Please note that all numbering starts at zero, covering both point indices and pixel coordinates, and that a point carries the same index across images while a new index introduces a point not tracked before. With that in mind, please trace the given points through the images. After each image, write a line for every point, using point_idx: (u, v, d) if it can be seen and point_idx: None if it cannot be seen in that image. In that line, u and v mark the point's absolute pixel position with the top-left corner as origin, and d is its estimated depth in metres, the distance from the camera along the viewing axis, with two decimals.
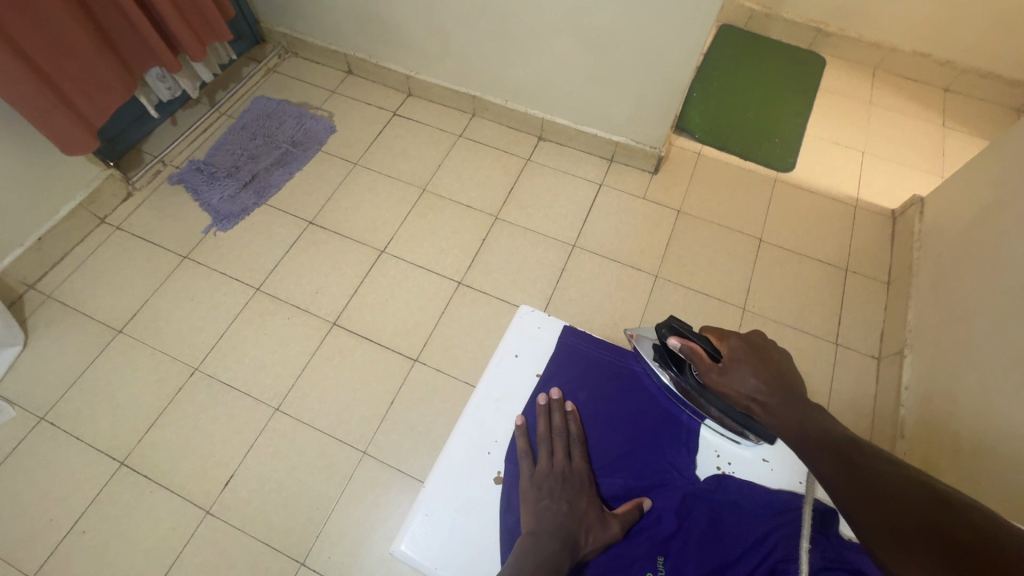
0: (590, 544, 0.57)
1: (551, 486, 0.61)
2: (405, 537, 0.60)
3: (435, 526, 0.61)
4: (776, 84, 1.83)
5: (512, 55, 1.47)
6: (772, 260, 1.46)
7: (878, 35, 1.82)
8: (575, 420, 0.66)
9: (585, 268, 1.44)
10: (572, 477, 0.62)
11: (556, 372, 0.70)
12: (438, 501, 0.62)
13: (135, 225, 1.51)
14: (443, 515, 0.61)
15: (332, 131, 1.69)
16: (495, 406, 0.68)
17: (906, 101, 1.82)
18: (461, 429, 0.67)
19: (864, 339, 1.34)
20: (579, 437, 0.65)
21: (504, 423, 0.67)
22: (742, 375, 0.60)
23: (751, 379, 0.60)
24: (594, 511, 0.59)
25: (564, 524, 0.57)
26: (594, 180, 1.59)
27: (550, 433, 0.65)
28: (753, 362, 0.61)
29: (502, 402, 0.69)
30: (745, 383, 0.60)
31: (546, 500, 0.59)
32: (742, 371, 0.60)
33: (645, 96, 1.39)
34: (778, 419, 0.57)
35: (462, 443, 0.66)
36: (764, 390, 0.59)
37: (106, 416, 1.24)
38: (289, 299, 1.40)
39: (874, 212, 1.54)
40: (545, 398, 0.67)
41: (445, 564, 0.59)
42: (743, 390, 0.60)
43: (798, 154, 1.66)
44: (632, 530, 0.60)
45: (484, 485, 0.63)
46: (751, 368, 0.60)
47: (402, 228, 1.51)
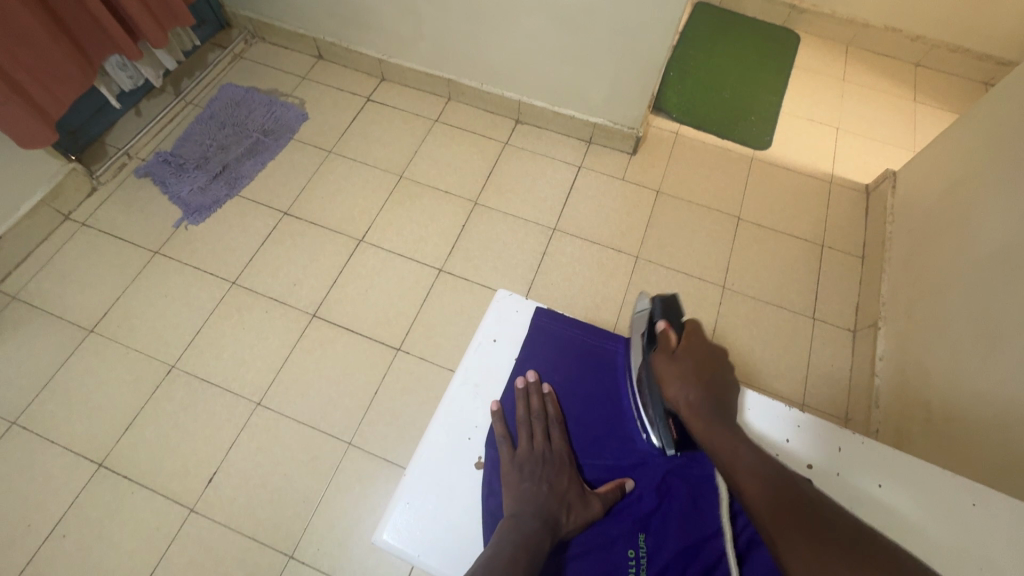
0: (572, 523, 0.57)
1: (533, 469, 0.61)
2: (387, 526, 0.60)
3: (417, 515, 0.61)
4: (752, 62, 1.83)
5: (486, 36, 1.44)
6: (750, 238, 1.47)
7: (851, 12, 1.82)
8: (552, 402, 0.66)
9: (566, 251, 1.44)
10: (552, 458, 0.62)
11: (533, 354, 0.70)
12: (420, 489, 0.62)
13: (102, 221, 1.46)
14: (425, 503, 0.61)
15: (304, 118, 1.65)
16: (474, 392, 0.68)
17: (878, 76, 1.83)
18: (440, 416, 0.66)
19: (840, 312, 1.37)
20: (557, 419, 0.65)
21: (483, 408, 0.67)
22: (680, 373, 0.64)
23: (685, 382, 0.63)
24: (576, 490, 0.60)
25: (546, 503, 0.57)
26: (573, 162, 1.58)
27: (529, 417, 0.65)
28: (699, 365, 0.66)
29: (481, 387, 0.68)
30: (681, 379, 0.64)
31: (529, 482, 0.59)
32: (686, 367, 0.65)
33: (623, 76, 1.38)
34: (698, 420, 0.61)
35: (442, 430, 0.65)
36: (694, 390, 0.63)
37: (81, 417, 1.21)
38: (267, 291, 1.37)
39: (849, 188, 1.56)
40: (522, 381, 0.67)
41: (429, 551, 0.59)
42: (676, 380, 0.64)
43: (774, 131, 1.67)
44: (615, 508, 0.60)
45: (466, 471, 0.63)
46: (688, 368, 0.64)
47: (381, 215, 1.49)
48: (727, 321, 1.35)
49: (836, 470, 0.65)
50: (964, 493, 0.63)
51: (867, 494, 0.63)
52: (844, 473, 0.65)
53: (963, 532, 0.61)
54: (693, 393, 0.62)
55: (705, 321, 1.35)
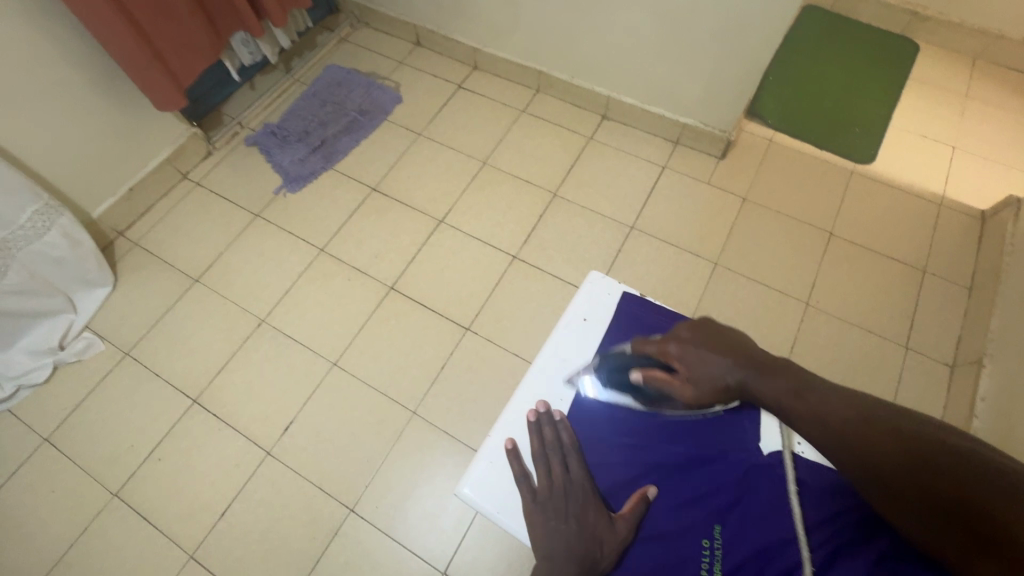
0: (606, 558, 0.56)
1: (559, 502, 0.60)
2: (467, 479, 0.64)
3: (497, 474, 0.64)
4: (862, 71, 1.72)
5: (583, 27, 1.44)
6: (841, 256, 1.39)
7: (983, 21, 1.67)
8: (565, 430, 0.64)
9: (643, 250, 1.42)
10: (574, 491, 0.61)
11: (619, 337, 0.70)
12: (499, 449, 0.65)
13: (213, 182, 1.60)
14: (506, 465, 0.65)
15: (398, 101, 1.73)
16: (562, 365, 0.69)
17: (1007, 94, 1.67)
18: (524, 388, 0.69)
19: (937, 343, 1.27)
20: (573, 448, 0.63)
21: (569, 381, 0.68)
22: (708, 369, 0.58)
23: (714, 367, 0.58)
24: (600, 518, 0.58)
25: (574, 543, 0.57)
26: (657, 162, 1.56)
27: (545, 449, 0.63)
28: (711, 346, 0.60)
29: (569, 361, 0.70)
30: (715, 375, 0.58)
31: (554, 521, 0.59)
32: (705, 364, 0.59)
33: (720, 76, 1.34)
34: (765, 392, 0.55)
35: (528, 399, 0.68)
36: (731, 372, 0.57)
37: (182, 356, 1.34)
38: (351, 261, 1.45)
39: (961, 212, 1.44)
40: (533, 414, 0.64)
41: (504, 509, 0.63)
42: (714, 383, 0.58)
43: (879, 145, 1.56)
44: (643, 526, 0.58)
45: None
46: (706, 359, 0.59)
47: (461, 199, 1.53)
48: (807, 339, 1.28)
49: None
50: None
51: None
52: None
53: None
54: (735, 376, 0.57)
55: (783, 336, 1.29)
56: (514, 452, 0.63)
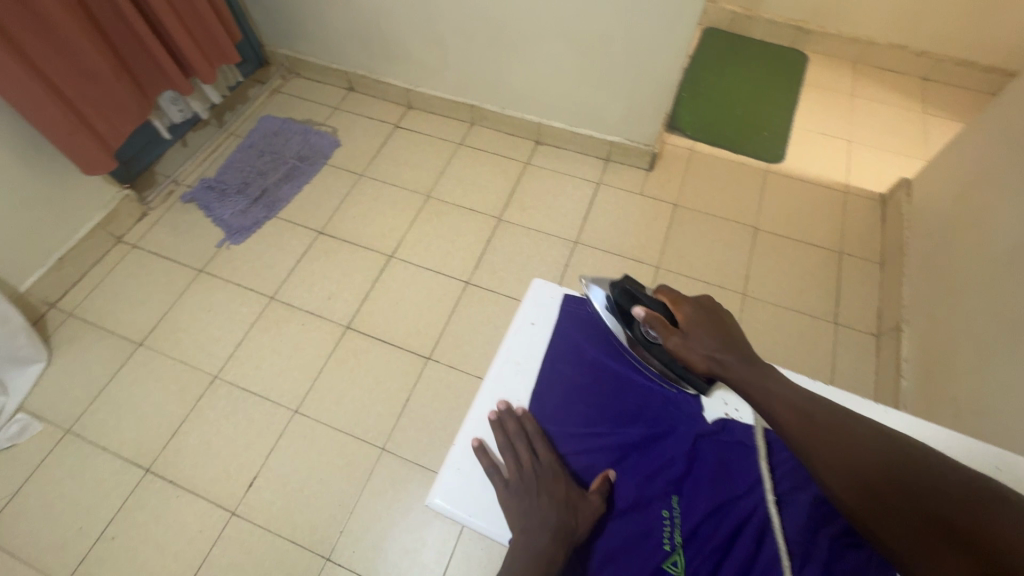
0: (580, 528, 0.58)
1: (525, 490, 0.61)
2: (438, 490, 0.64)
3: (465, 481, 0.65)
4: (763, 81, 1.90)
5: (508, 60, 1.53)
6: (768, 247, 1.50)
7: (856, 31, 1.89)
8: (532, 419, 0.66)
9: (589, 262, 1.49)
10: (545, 473, 0.62)
11: (567, 336, 0.73)
12: (465, 456, 0.66)
13: (151, 242, 1.56)
14: (474, 469, 0.65)
15: (337, 145, 1.76)
16: (515, 370, 0.72)
17: (887, 91, 1.88)
18: (482, 395, 0.70)
19: (861, 316, 1.39)
20: (541, 434, 0.65)
21: (524, 384, 0.70)
22: (700, 343, 0.61)
23: (708, 344, 0.60)
24: (572, 494, 0.61)
25: (549, 519, 0.58)
26: (592, 179, 1.65)
27: (514, 437, 0.65)
28: (711, 328, 0.62)
29: (523, 364, 0.72)
30: (702, 348, 0.60)
31: (527, 501, 0.60)
32: (701, 337, 0.61)
33: (638, 95, 1.46)
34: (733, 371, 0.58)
35: (487, 406, 0.69)
36: (719, 351, 0.60)
37: (131, 425, 1.28)
38: (304, 305, 1.44)
39: (864, 197, 1.59)
40: (495, 412, 0.67)
41: (478, 512, 0.63)
42: (700, 352, 0.60)
43: (786, 145, 1.72)
44: (612, 501, 0.61)
45: None
46: (704, 334, 0.61)
47: (409, 233, 1.56)
48: (748, 327, 1.37)
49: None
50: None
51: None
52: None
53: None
54: (721, 354, 0.59)
55: None
56: (481, 447, 0.64)
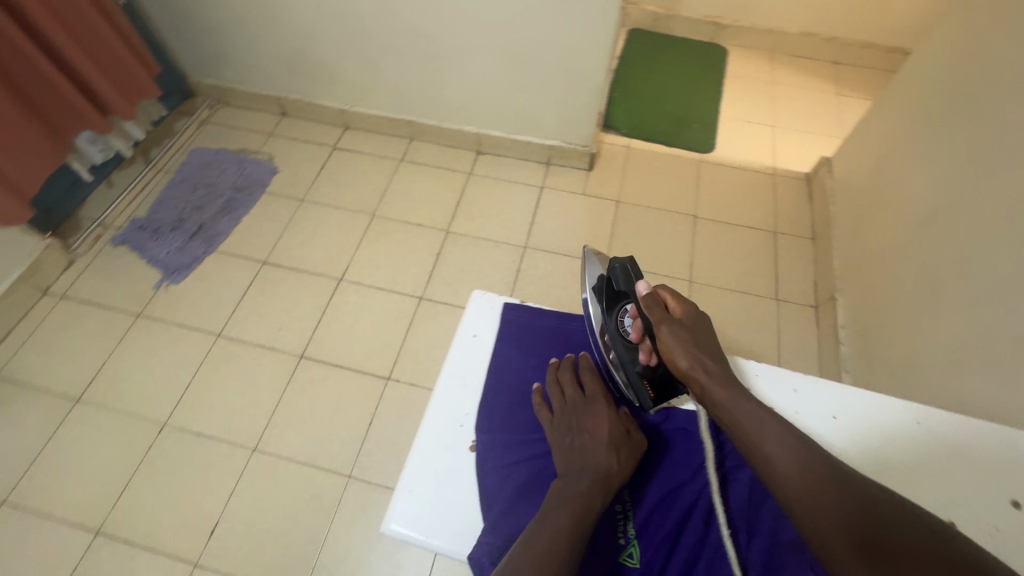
0: (619, 470, 0.59)
1: (564, 437, 0.63)
2: (393, 515, 0.61)
3: (418, 503, 0.61)
4: (688, 76, 1.98)
5: (439, 73, 1.54)
6: (708, 234, 1.57)
7: (769, 23, 2.00)
8: (584, 366, 0.72)
9: (540, 265, 1.51)
10: (590, 408, 0.65)
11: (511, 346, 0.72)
12: (418, 477, 0.63)
13: (82, 291, 1.48)
14: (427, 490, 0.62)
15: (274, 172, 1.72)
16: (461, 384, 0.69)
17: (802, 76, 2.00)
18: (430, 414, 0.67)
19: (800, 290, 1.46)
20: (593, 379, 0.69)
21: (471, 397, 0.68)
22: (693, 345, 0.64)
23: (702, 353, 0.63)
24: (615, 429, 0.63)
25: (588, 456, 0.60)
26: (536, 183, 1.68)
27: (563, 379, 0.69)
28: (703, 338, 0.66)
29: (469, 377, 0.70)
30: (691, 351, 0.63)
31: (570, 437, 0.62)
32: (694, 340, 0.64)
33: (570, 99, 1.50)
34: (718, 384, 0.60)
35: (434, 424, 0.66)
36: (710, 360, 0.63)
37: (75, 486, 1.20)
38: (254, 339, 1.40)
39: (792, 178, 1.69)
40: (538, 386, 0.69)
41: (435, 534, 0.59)
42: (686, 352, 0.63)
43: (715, 135, 1.80)
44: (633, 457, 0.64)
45: (461, 457, 0.64)
46: (696, 341, 0.64)
47: (358, 254, 1.54)
48: None
49: (833, 415, 0.73)
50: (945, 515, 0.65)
51: (845, 441, 0.71)
52: (838, 418, 0.73)
53: (931, 507, 0.65)
54: (710, 364, 0.62)
55: None
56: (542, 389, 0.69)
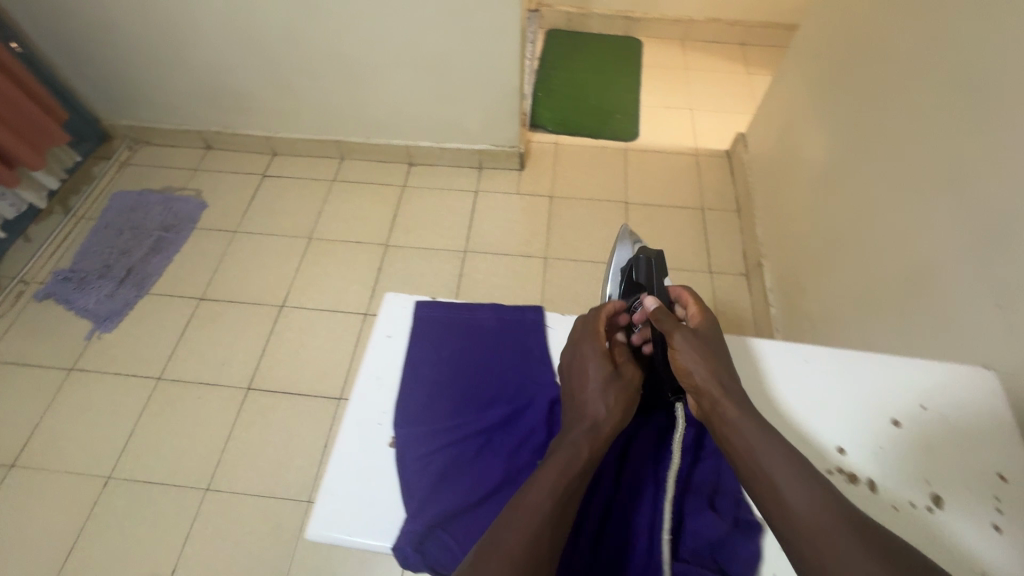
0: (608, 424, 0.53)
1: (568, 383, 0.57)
2: (316, 518, 0.53)
3: (338, 512, 0.54)
4: (607, 70, 2.05)
5: (358, 90, 1.55)
6: (640, 218, 1.62)
7: (676, 13, 2.10)
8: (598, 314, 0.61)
9: (481, 267, 1.53)
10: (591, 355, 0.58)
11: (431, 334, 0.64)
12: (337, 484, 0.55)
13: (6, 352, 1.41)
14: (348, 495, 0.54)
15: (203, 207, 1.68)
16: (378, 381, 0.62)
17: (714, 60, 2.10)
18: (349, 415, 0.59)
19: (730, 260, 1.53)
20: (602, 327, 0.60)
21: (390, 393, 0.61)
22: (705, 353, 0.56)
23: (714, 365, 0.55)
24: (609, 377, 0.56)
25: (579, 411, 0.54)
26: (470, 188, 1.70)
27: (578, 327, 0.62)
28: (717, 349, 0.58)
29: (388, 373, 0.62)
30: (700, 360, 0.56)
31: (568, 388, 0.57)
32: (707, 348, 0.57)
33: (491, 103, 1.53)
34: (729, 404, 0.52)
35: (353, 425, 0.59)
36: (722, 376, 0.55)
37: (17, 556, 1.14)
38: (197, 378, 1.36)
39: (713, 156, 1.76)
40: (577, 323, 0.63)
41: (360, 540, 0.52)
42: (696, 361, 0.55)
43: (638, 123, 1.87)
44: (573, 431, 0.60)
45: (383, 456, 0.57)
46: (708, 351, 0.57)
47: (297, 279, 1.53)
48: None
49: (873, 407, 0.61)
50: (818, 465, 0.58)
51: (823, 401, 0.62)
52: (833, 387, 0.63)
53: (893, 487, 0.56)
54: (722, 379, 0.54)
55: None
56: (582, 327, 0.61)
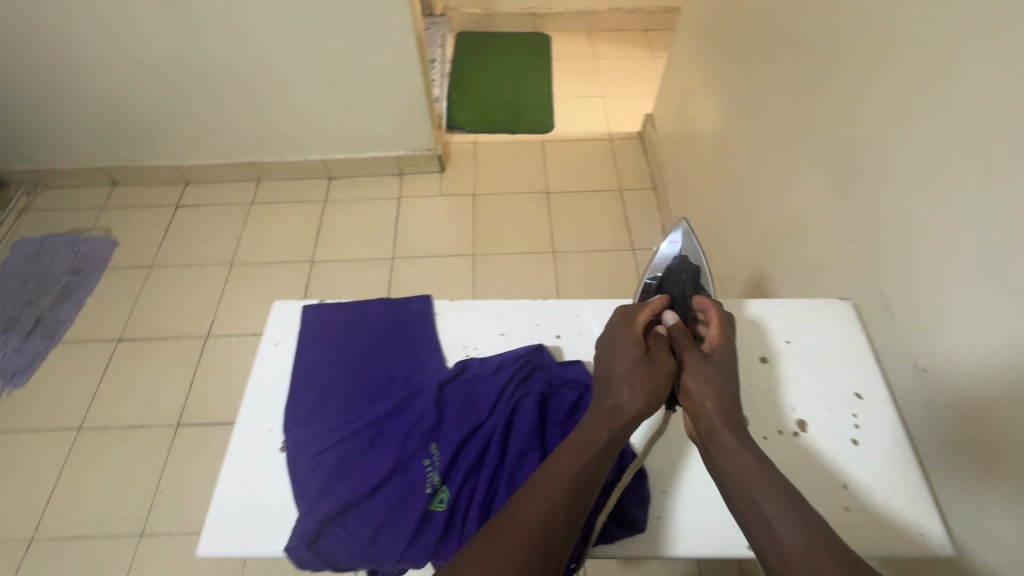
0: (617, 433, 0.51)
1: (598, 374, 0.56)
2: (208, 535, 0.52)
3: (230, 524, 0.53)
4: (519, 66, 2.09)
5: (262, 108, 1.52)
6: (562, 205, 1.66)
7: (578, 5, 2.16)
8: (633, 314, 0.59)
9: (410, 271, 1.53)
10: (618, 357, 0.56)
11: (318, 337, 0.64)
12: (228, 496, 0.54)
13: None
14: (239, 506, 0.54)
15: (115, 246, 1.61)
16: (266, 391, 0.61)
17: (620, 47, 2.17)
18: (239, 429, 0.59)
19: (650, 235, 1.59)
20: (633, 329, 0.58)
21: (279, 400, 0.60)
22: (718, 375, 0.54)
23: (723, 390, 0.53)
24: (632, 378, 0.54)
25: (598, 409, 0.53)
26: (393, 195, 1.70)
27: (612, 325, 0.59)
28: (731, 377, 0.55)
29: (275, 381, 0.62)
30: (711, 385, 0.53)
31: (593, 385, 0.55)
32: (722, 373, 0.55)
33: (399, 107, 1.54)
34: (728, 431, 0.51)
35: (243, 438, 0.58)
36: (729, 406, 0.53)
37: None
38: (121, 422, 1.31)
39: (626, 139, 1.83)
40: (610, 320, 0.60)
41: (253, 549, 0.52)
42: (707, 384, 0.53)
43: (553, 114, 1.92)
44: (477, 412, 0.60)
45: (274, 462, 0.56)
46: (721, 377, 0.54)
47: (222, 306, 1.49)
48: (565, 278, 1.50)
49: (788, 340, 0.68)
50: None
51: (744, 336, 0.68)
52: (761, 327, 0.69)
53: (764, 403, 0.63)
54: (729, 408, 0.52)
55: (548, 285, 1.49)
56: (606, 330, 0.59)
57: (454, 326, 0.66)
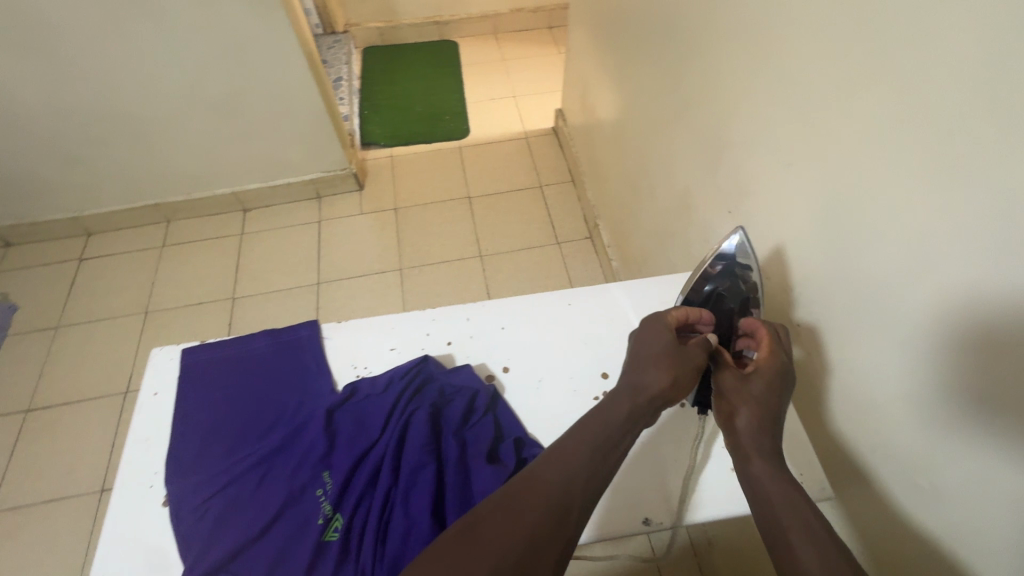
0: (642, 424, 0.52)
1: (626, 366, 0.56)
2: None
3: None
4: (428, 75, 2.09)
5: (159, 146, 1.46)
6: (485, 208, 1.67)
7: (481, 9, 2.18)
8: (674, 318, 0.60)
9: (337, 295, 1.50)
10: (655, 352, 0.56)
11: (199, 381, 0.62)
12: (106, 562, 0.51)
13: None
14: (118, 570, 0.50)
15: (13, 310, 1.50)
16: (146, 443, 0.58)
17: (528, 46, 2.20)
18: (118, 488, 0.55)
19: (573, 227, 1.62)
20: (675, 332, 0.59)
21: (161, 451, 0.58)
22: (757, 396, 0.54)
23: (761, 415, 0.53)
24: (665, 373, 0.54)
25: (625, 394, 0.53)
26: (313, 220, 1.66)
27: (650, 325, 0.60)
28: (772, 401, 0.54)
29: (156, 432, 0.59)
30: (749, 407, 0.53)
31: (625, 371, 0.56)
32: (762, 398, 0.54)
33: (304, 130, 1.51)
34: (759, 455, 0.50)
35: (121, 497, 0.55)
36: (765, 431, 0.52)
37: None
38: (38, 496, 1.22)
39: (541, 135, 1.85)
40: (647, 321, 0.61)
41: None
42: (746, 403, 0.53)
43: (467, 120, 1.92)
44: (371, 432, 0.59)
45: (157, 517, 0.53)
46: (760, 401, 0.54)
47: (140, 358, 1.41)
48: (494, 280, 1.51)
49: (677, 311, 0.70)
50: None
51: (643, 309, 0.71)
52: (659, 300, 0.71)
53: None
54: (764, 435, 0.52)
55: (478, 289, 1.49)
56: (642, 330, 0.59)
57: (344, 346, 0.65)
